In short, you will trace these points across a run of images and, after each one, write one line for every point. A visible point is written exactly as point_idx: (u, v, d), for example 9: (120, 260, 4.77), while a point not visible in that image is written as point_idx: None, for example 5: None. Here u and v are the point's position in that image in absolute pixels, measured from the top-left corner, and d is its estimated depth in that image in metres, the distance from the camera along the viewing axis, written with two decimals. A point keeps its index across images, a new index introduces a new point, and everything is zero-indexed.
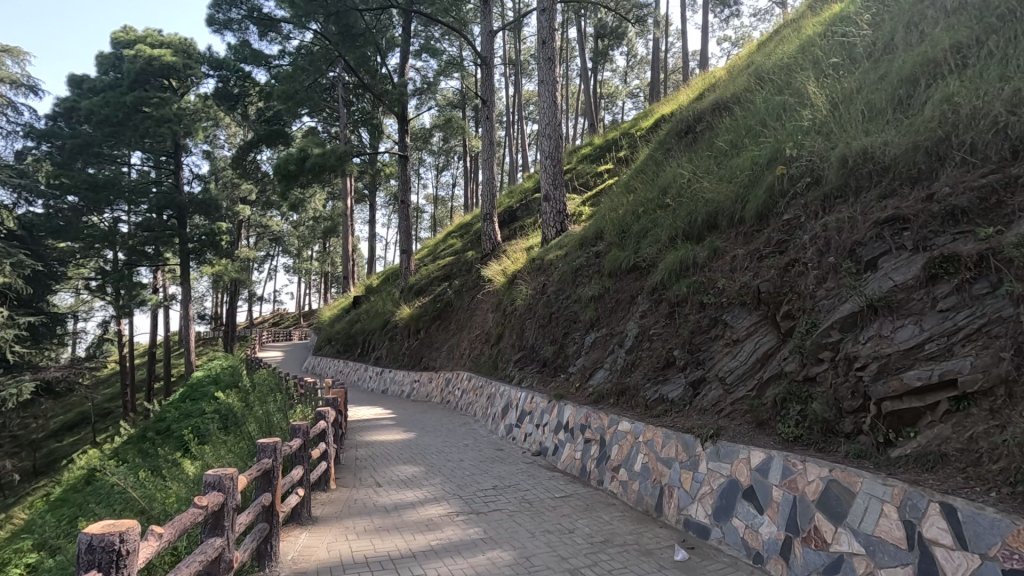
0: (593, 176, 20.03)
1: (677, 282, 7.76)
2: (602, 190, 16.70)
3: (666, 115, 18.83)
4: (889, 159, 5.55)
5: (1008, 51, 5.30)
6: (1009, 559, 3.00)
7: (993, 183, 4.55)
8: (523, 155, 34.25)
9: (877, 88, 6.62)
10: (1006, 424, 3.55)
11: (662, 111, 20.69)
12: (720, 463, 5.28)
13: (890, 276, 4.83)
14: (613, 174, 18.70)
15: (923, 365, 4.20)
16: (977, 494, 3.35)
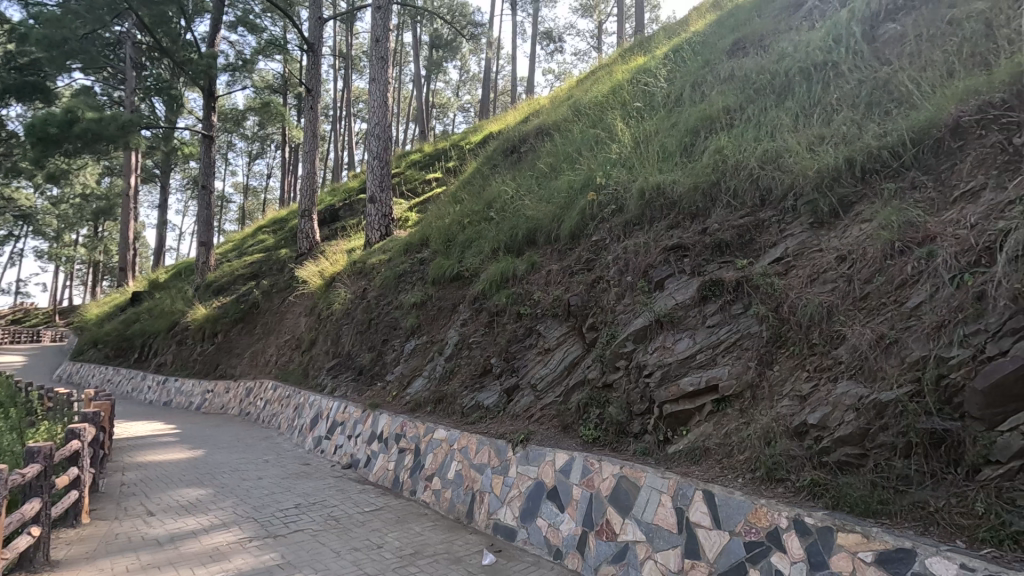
0: (421, 183, 19.89)
1: (497, 293, 8.04)
2: (430, 197, 16.69)
3: (494, 133, 19.58)
4: (676, 196, 6.45)
5: (761, 118, 6.54)
6: (750, 533, 3.64)
7: (747, 223, 5.55)
8: (349, 153, 32.73)
9: (670, 134, 7.68)
10: (750, 421, 4.32)
11: (490, 128, 21.49)
12: (529, 466, 5.55)
13: (673, 296, 5.60)
14: (441, 183, 18.84)
15: (695, 372, 4.92)
16: (729, 481, 4.00)
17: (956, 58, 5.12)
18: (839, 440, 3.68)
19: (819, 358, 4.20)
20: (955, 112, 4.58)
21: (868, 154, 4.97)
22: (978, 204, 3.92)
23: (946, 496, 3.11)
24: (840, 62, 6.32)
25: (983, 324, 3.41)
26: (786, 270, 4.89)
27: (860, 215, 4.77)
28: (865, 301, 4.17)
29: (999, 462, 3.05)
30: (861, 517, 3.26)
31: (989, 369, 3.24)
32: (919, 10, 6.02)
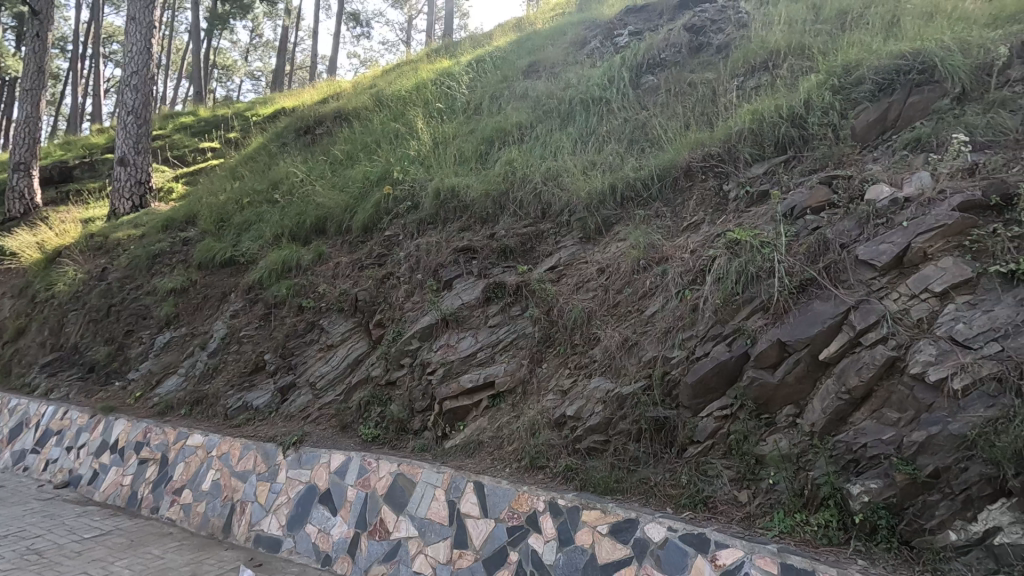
0: (192, 151, 17.17)
1: (276, 283, 7.35)
2: (202, 170, 14.56)
3: (286, 108, 17.94)
4: (469, 200, 6.71)
5: (547, 138, 7.16)
6: (512, 518, 3.96)
7: (530, 232, 6.04)
8: (93, 102, 26.73)
9: (467, 140, 7.96)
10: (520, 414, 4.69)
11: (282, 103, 19.63)
12: (301, 470, 5.19)
13: (460, 296, 5.79)
14: (218, 154, 16.58)
15: (475, 369, 5.17)
16: (498, 471, 4.30)
17: (691, 113, 6.15)
18: (589, 428, 4.21)
19: (579, 357, 4.78)
20: (688, 157, 5.45)
21: (627, 183, 5.74)
22: (698, 234, 4.80)
23: (663, 473, 3.81)
24: (610, 100, 7.16)
25: (694, 330, 4.16)
26: (558, 277, 5.45)
27: (618, 234, 5.52)
28: (617, 308, 4.86)
29: (698, 441, 3.81)
30: (601, 495, 3.81)
31: (696, 367, 3.97)
32: (669, 68, 7.11)
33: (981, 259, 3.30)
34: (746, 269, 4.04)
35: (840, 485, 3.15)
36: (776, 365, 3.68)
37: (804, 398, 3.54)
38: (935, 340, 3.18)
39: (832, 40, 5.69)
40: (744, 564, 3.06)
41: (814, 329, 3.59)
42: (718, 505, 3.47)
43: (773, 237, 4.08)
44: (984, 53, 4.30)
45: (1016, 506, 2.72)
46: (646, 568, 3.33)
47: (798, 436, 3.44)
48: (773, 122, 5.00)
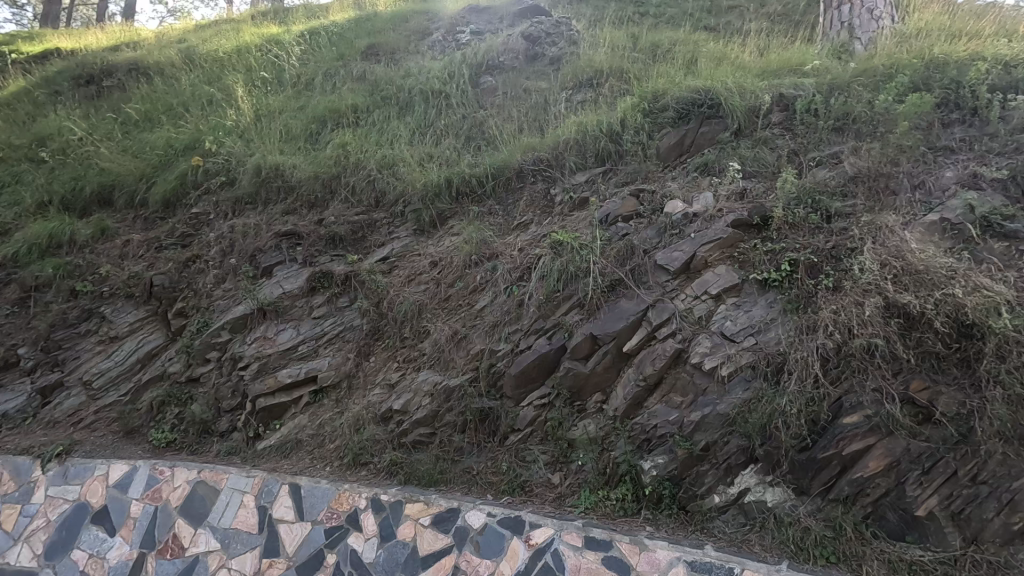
0: None
1: (38, 261, 6.01)
2: None
3: (62, 49, 14.75)
4: (295, 180, 6.23)
5: (384, 125, 6.93)
6: (331, 519, 3.92)
7: (361, 221, 5.83)
8: None
9: (296, 117, 7.35)
10: (344, 410, 4.62)
11: (57, 41, 16.10)
12: (67, 487, 4.38)
13: (280, 284, 5.35)
14: None
15: (294, 364, 4.88)
16: (317, 471, 4.26)
17: (525, 119, 6.42)
18: (415, 422, 4.27)
19: (408, 350, 4.79)
20: (520, 159, 5.64)
21: (462, 178, 5.79)
22: (527, 233, 5.05)
23: (485, 461, 4.05)
24: (450, 95, 7.14)
25: (519, 324, 4.37)
26: (390, 269, 5.36)
27: (451, 229, 5.59)
28: (448, 301, 4.93)
29: (519, 429, 4.07)
30: (425, 488, 4.00)
31: (520, 359, 4.19)
32: (507, 72, 7.32)
33: (745, 268, 3.81)
34: (565, 268, 4.29)
35: (635, 462, 3.60)
36: (588, 356, 4.02)
37: (610, 386, 3.93)
38: (710, 334, 3.67)
39: (646, 68, 6.34)
40: (553, 540, 3.46)
41: (620, 324, 3.96)
42: (533, 489, 3.82)
43: (589, 240, 4.36)
44: (754, 98, 4.93)
45: (760, 470, 3.35)
46: (465, 555, 3.55)
47: (604, 421, 3.83)
48: (595, 135, 5.33)
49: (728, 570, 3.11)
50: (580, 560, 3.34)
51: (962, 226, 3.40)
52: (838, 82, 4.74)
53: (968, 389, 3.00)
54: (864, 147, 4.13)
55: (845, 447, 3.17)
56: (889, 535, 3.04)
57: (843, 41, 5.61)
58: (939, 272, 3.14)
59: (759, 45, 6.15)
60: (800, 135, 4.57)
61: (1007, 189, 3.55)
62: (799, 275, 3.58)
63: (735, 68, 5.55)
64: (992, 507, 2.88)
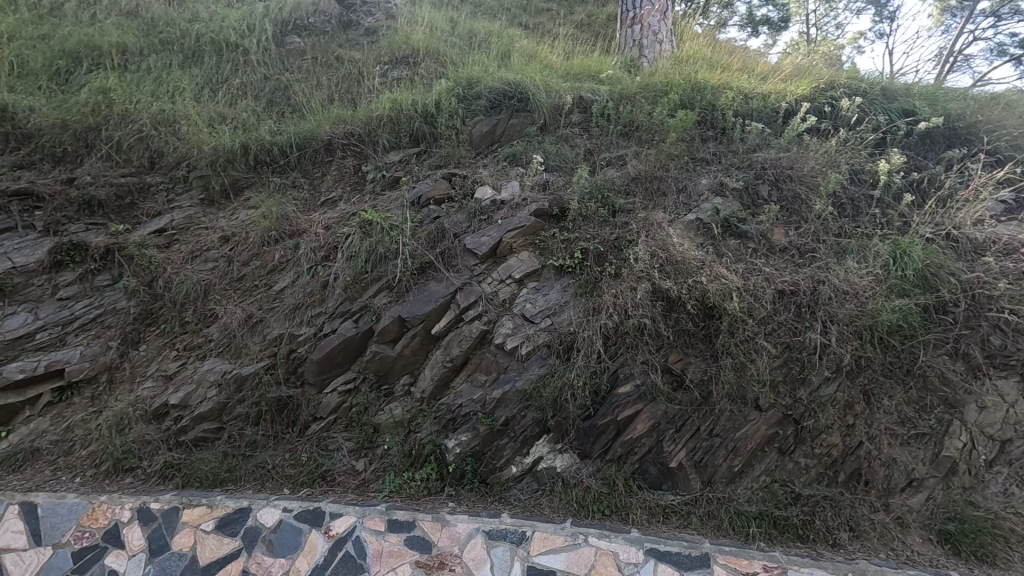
0: None
1: None
2: None
3: None
4: (33, 127, 5.00)
5: (163, 74, 5.90)
6: (79, 540, 3.30)
7: (130, 184, 4.93)
8: None
9: (34, 49, 5.86)
10: (101, 409, 3.91)
11: None
12: None
13: (9, 256, 4.25)
14: None
15: (29, 356, 3.95)
16: (62, 484, 3.58)
17: (336, 89, 6.03)
18: (197, 417, 3.79)
19: (189, 337, 4.23)
20: (329, 131, 5.24)
21: (261, 146, 5.21)
22: (335, 210, 4.76)
23: (281, 454, 3.78)
24: (248, 50, 6.35)
25: (323, 307, 4.11)
26: (168, 243, 4.65)
27: (247, 201, 5.04)
28: (241, 282, 4.44)
29: (321, 417, 3.87)
30: (208, 489, 3.61)
31: (323, 344, 3.95)
32: (316, 35, 6.77)
33: (544, 255, 4.11)
34: (374, 249, 4.15)
35: (440, 442, 3.68)
36: (396, 339, 3.96)
37: (417, 368, 3.93)
38: (512, 316, 3.89)
39: (462, 54, 6.40)
40: (355, 528, 3.37)
41: (428, 306, 3.97)
42: (335, 477, 3.70)
43: (399, 221, 4.27)
44: (558, 97, 5.27)
45: (551, 439, 3.68)
46: (256, 557, 3.25)
47: (410, 403, 3.83)
48: (409, 115, 5.22)
49: (521, 534, 3.35)
50: (382, 545, 3.29)
51: (710, 225, 4.10)
52: (626, 93, 5.34)
53: (709, 359, 3.65)
54: (643, 152, 4.73)
55: (620, 413, 3.62)
56: (650, 486, 3.59)
57: (634, 57, 6.32)
58: (692, 262, 3.74)
59: (565, 49, 6.62)
60: (595, 136, 5.05)
61: (742, 198, 4.37)
62: (588, 262, 3.97)
63: (543, 67, 5.90)
64: (722, 454, 3.56)
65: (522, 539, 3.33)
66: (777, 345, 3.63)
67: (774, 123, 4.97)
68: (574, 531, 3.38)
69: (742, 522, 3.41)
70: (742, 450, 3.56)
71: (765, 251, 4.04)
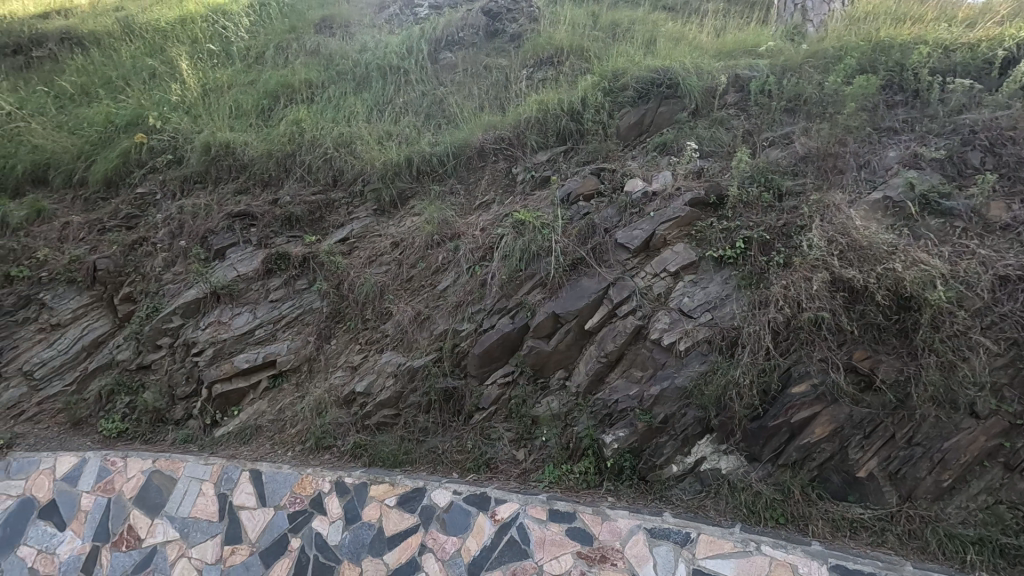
0: None
1: None
2: None
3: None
4: (248, 159, 6.01)
5: (340, 101, 6.71)
6: (294, 503, 3.90)
7: (319, 201, 5.70)
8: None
9: (246, 93, 7.02)
10: (305, 394, 4.57)
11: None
12: (10, 483, 4.24)
13: (235, 267, 5.19)
14: None
15: (252, 349, 4.78)
16: (279, 456, 4.25)
17: (486, 97, 6.34)
18: (379, 404, 4.27)
19: (370, 332, 4.75)
20: (481, 138, 5.56)
21: (423, 157, 5.68)
22: (489, 212, 5.02)
23: (449, 441, 4.08)
24: (408, 71, 6.96)
25: (482, 304, 4.37)
26: (350, 250, 5.27)
27: (412, 209, 5.51)
28: (410, 282, 4.89)
29: (483, 408, 4.11)
30: (390, 469, 4.02)
31: (482, 339, 4.20)
32: (466, 48, 7.19)
33: (701, 246, 3.92)
34: (527, 247, 4.30)
35: (597, 437, 3.70)
36: (550, 335, 4.06)
37: (572, 363, 3.99)
38: (668, 311, 3.77)
39: (605, 47, 6.34)
40: (519, 515, 3.53)
41: (581, 302, 4.02)
42: (498, 466, 3.88)
43: (550, 219, 4.37)
44: (711, 79, 5.01)
45: (715, 440, 3.50)
46: (432, 533, 3.58)
47: (566, 398, 3.90)
48: (556, 114, 5.31)
49: (685, 535, 3.25)
50: (544, 533, 3.42)
51: (904, 204, 3.57)
52: (791, 64, 4.87)
53: (906, 358, 3.19)
54: (814, 127, 4.28)
55: (794, 415, 3.33)
56: (833, 496, 3.25)
57: (797, 23, 5.72)
58: (881, 247, 3.31)
59: (716, 26, 6.22)
60: (755, 115, 4.68)
61: (944, 168, 3.74)
62: (752, 252, 3.70)
63: (693, 49, 5.61)
64: (925, 466, 3.11)
65: (687, 540, 3.23)
66: (999, 342, 3.06)
67: (986, 76, 4.17)
68: (743, 537, 3.19)
69: (955, 548, 2.94)
70: (953, 463, 3.07)
71: (978, 231, 3.41)
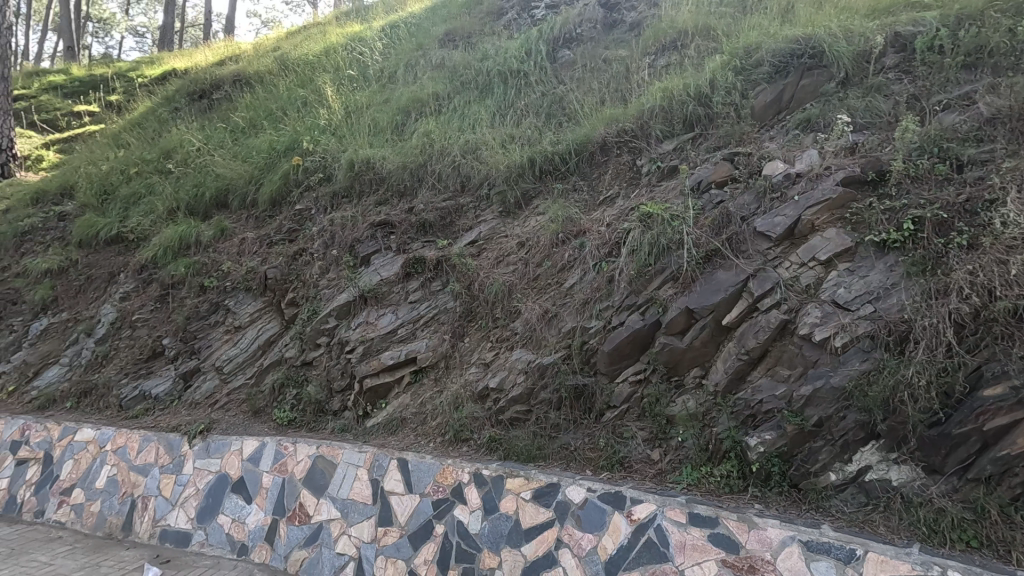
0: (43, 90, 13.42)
1: (173, 262, 6.73)
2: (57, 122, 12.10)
3: (155, 59, 15.37)
4: (386, 172, 6.52)
5: (465, 110, 7.01)
6: (437, 491, 4.11)
7: (449, 207, 6.01)
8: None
9: (382, 111, 7.62)
10: (443, 389, 4.82)
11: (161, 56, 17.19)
12: (210, 460, 4.98)
13: (378, 272, 5.67)
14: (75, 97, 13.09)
15: (395, 347, 5.17)
16: (422, 447, 4.47)
17: (606, 90, 6.25)
18: (512, 400, 4.36)
19: (501, 330, 4.89)
20: (603, 132, 5.52)
21: (545, 157, 5.75)
22: (614, 207, 4.94)
23: (582, 438, 4.04)
24: (528, 74, 7.10)
25: (610, 301, 4.31)
26: (479, 252, 5.47)
27: (536, 209, 5.59)
28: (537, 281, 4.96)
29: (615, 405, 4.04)
30: (524, 463, 4.03)
31: (612, 336, 4.14)
32: (584, 43, 7.15)
33: (859, 230, 3.55)
34: (656, 241, 4.19)
35: (740, 439, 3.46)
36: (684, 331, 3.91)
37: (708, 361, 3.80)
38: (820, 304, 3.45)
39: (734, 23, 5.94)
40: (656, 516, 3.36)
41: (717, 297, 3.82)
42: (633, 465, 3.75)
43: (680, 210, 4.24)
44: (865, 42, 4.53)
45: (883, 447, 3.14)
46: (567, 528, 3.57)
47: (704, 397, 3.72)
48: (682, 100, 5.14)
49: (849, 551, 2.87)
50: (685, 537, 3.23)
51: None
52: (968, 11, 4.23)
53: None
54: (1003, 82, 3.73)
55: (987, 421, 2.91)
56: None
57: None
58: None
59: None
60: (923, 76, 4.13)
61: None
62: (924, 234, 3.30)
63: (840, 12, 5.08)
64: None
65: (852, 558, 2.85)
66: None
67: None
68: (924, 560, 2.74)
69: None
70: None
71: None
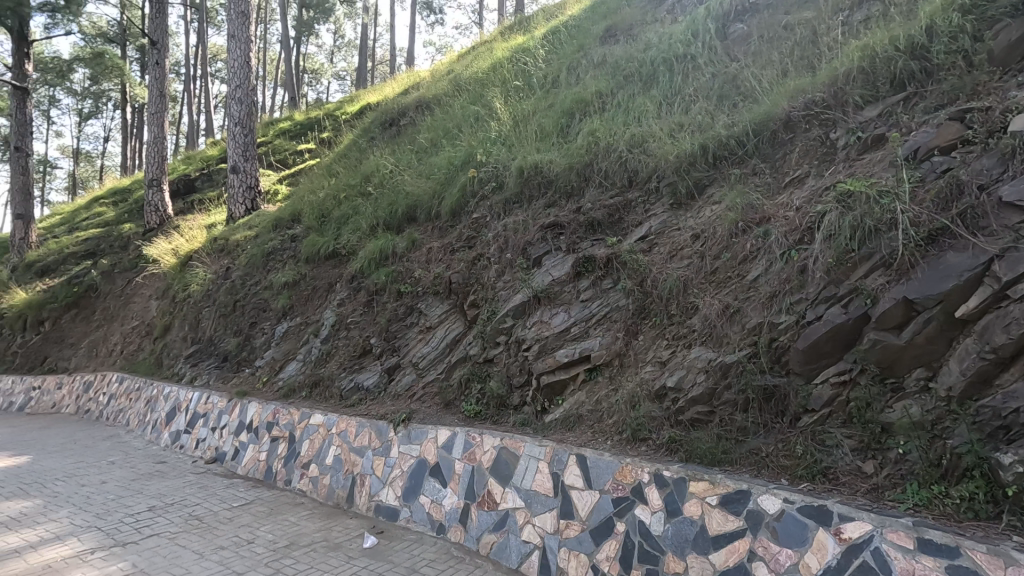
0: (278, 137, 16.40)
1: (376, 271, 7.73)
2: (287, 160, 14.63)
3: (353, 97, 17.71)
4: (553, 175, 6.70)
5: (629, 104, 6.87)
6: (617, 489, 4.04)
7: (617, 203, 5.94)
8: (193, 117, 28.52)
9: (547, 116, 7.85)
10: (619, 387, 4.76)
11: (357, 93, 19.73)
12: (411, 446, 5.59)
13: (551, 272, 5.87)
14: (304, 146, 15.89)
15: (570, 344, 5.28)
16: (599, 444, 4.41)
17: (789, 60, 5.67)
18: (692, 400, 4.14)
19: (677, 328, 4.68)
20: (788, 107, 5.09)
21: (719, 143, 5.41)
22: (803, 189, 4.46)
23: (774, 443, 3.67)
24: (696, 56, 6.75)
25: (804, 294, 3.92)
26: (650, 247, 5.32)
27: (711, 197, 5.26)
28: (715, 275, 4.65)
29: (815, 409, 3.61)
30: (709, 466, 3.76)
31: (807, 332, 3.75)
32: (760, 15, 6.58)
33: None
34: (860, 223, 3.76)
35: (987, 455, 2.87)
36: (902, 326, 3.40)
37: (937, 360, 3.25)
38: None
39: None
40: (872, 538, 2.88)
41: (947, 284, 3.29)
42: (839, 477, 3.29)
43: (891, 185, 3.76)
44: None
45: None
46: (762, 541, 3.26)
47: (932, 403, 3.17)
48: (889, 56, 4.58)
49: None
50: (913, 565, 2.72)
51: None
52: None
53: None
54: None
55: None
56: None
57: None
58: None
59: None
60: None
61: None
62: None
63: None
64: None
65: None
66: None
67: None
68: None
69: None
70: None
71: None
